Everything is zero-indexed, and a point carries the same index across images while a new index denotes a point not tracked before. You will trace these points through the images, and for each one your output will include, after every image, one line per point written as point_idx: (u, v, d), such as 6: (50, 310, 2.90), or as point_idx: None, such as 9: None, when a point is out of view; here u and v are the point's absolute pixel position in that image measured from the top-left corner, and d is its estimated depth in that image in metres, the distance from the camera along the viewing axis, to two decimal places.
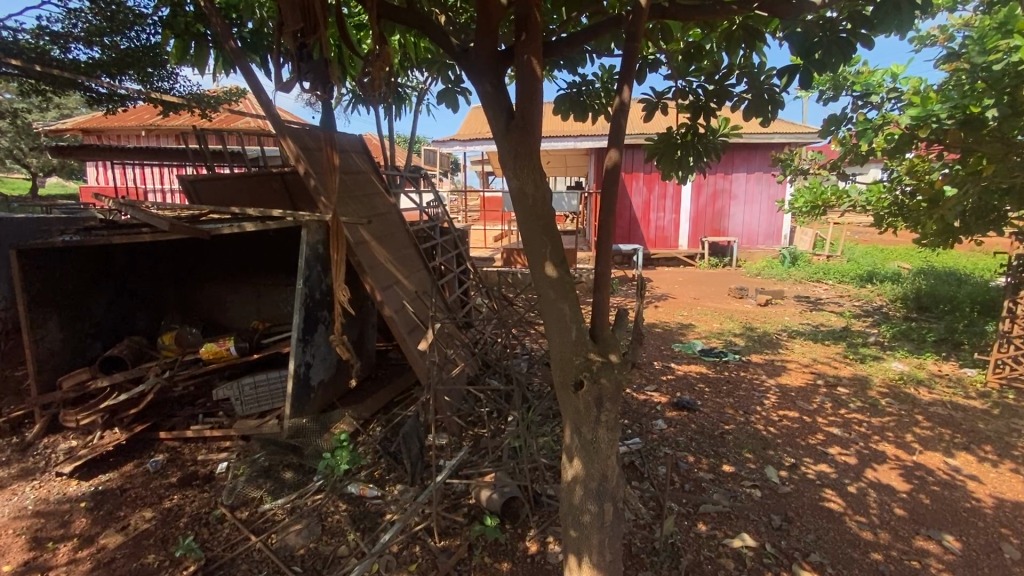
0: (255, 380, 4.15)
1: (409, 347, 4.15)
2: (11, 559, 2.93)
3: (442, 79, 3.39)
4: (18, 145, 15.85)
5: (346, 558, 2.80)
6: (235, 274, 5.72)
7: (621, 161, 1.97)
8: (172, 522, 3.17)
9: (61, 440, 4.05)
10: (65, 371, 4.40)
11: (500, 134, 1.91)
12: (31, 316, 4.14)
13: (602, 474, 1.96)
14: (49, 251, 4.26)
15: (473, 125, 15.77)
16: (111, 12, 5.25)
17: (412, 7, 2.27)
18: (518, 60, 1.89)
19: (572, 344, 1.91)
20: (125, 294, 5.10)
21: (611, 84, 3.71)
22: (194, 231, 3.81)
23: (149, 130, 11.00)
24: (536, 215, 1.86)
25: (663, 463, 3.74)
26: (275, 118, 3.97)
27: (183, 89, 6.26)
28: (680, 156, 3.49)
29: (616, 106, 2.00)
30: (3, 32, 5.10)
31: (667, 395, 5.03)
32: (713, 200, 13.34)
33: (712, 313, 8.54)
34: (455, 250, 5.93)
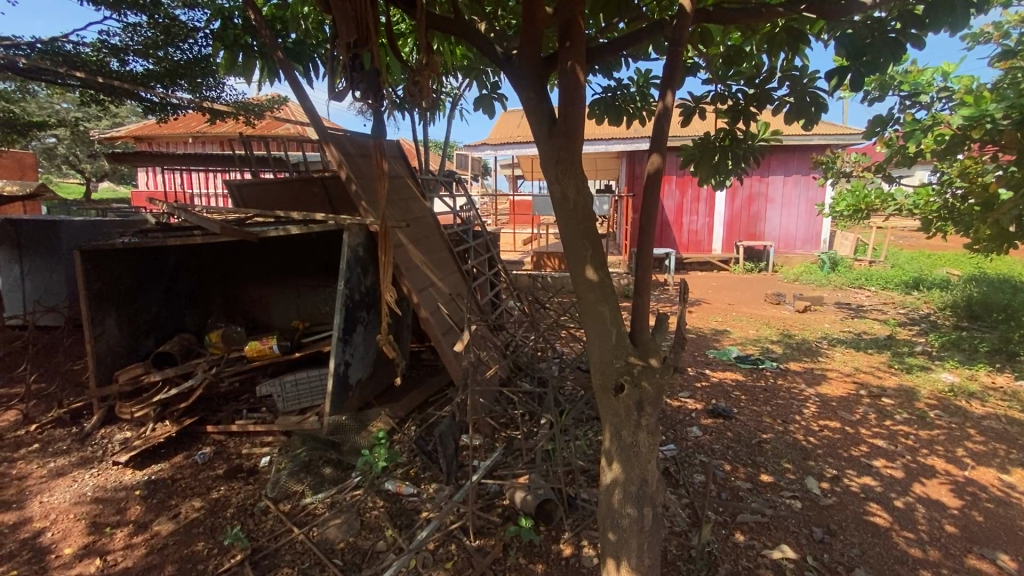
0: (296, 377, 4.32)
1: (444, 347, 4.22)
2: (73, 542, 3.11)
3: (480, 84, 3.49)
4: (75, 153, 17.07)
5: (384, 553, 2.87)
6: (276, 275, 5.92)
7: (664, 166, 1.97)
8: (219, 511, 3.31)
9: (117, 431, 4.29)
10: (121, 365, 4.65)
11: (542, 140, 1.94)
12: (92, 313, 4.40)
13: (641, 478, 1.96)
14: (109, 252, 4.51)
15: (504, 129, 15.90)
16: (166, 25, 5.59)
17: (457, 17, 2.33)
18: (562, 67, 1.92)
19: (612, 348, 1.92)
20: (176, 293, 5.36)
21: (647, 88, 3.69)
22: (242, 235, 3.97)
23: (196, 138, 11.49)
24: (577, 219, 1.88)
25: (699, 470, 3.69)
26: (318, 125, 4.14)
27: (230, 98, 6.50)
28: (718, 160, 3.43)
29: (659, 111, 2.00)
30: (68, 46, 5.49)
31: (702, 401, 4.96)
32: (748, 203, 13.05)
33: (748, 319, 8.35)
34: (487, 254, 5.99)
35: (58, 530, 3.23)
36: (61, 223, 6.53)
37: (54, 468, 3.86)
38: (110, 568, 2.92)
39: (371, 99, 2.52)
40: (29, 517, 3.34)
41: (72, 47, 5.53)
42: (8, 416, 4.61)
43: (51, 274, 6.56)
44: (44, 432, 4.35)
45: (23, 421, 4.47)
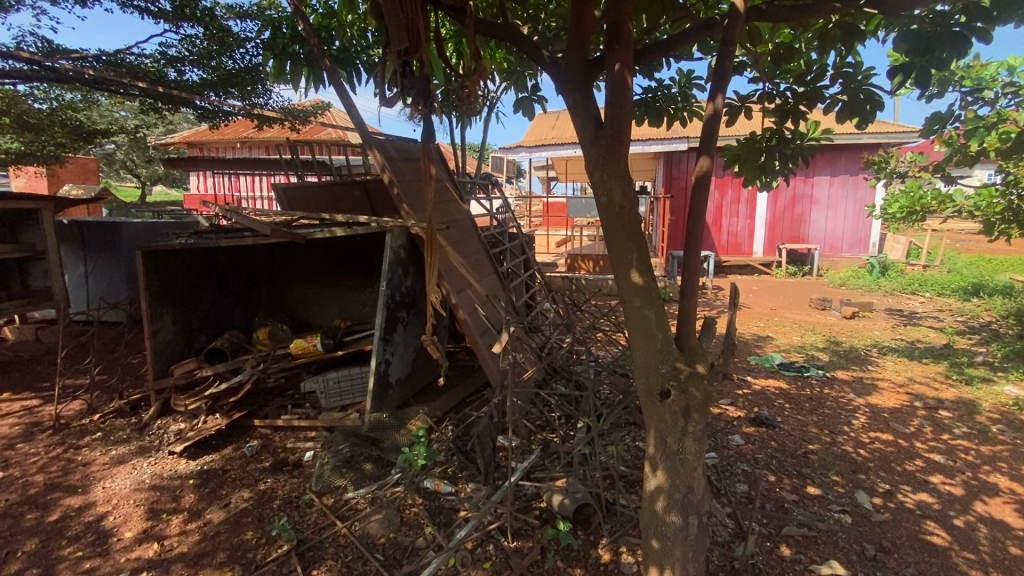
0: (338, 374, 4.45)
1: (481, 348, 4.27)
2: (133, 526, 3.29)
3: (521, 87, 3.51)
4: (132, 157, 18.13)
5: (424, 551, 2.91)
6: (318, 275, 6.12)
7: (713, 169, 1.94)
8: (266, 503, 3.43)
9: (171, 422, 4.52)
10: (176, 360, 4.90)
11: (588, 143, 1.94)
12: (151, 310, 4.65)
13: (687, 485, 1.93)
14: (167, 252, 4.76)
15: (539, 131, 15.90)
16: (220, 36, 5.90)
17: (504, 21, 2.36)
18: (609, 69, 1.91)
19: (658, 353, 1.89)
20: (226, 292, 5.61)
21: (689, 88, 3.63)
22: (291, 236, 4.12)
23: (243, 142, 11.99)
24: (622, 222, 1.86)
25: (741, 480, 3.59)
26: (364, 132, 4.28)
27: (277, 104, 6.70)
28: (764, 161, 3.34)
29: (708, 114, 1.97)
30: (132, 58, 5.84)
31: (743, 409, 4.82)
32: (791, 204, 12.62)
33: (792, 325, 8.07)
34: (522, 256, 6.01)
35: (119, 514, 3.42)
36: (121, 226, 6.92)
37: (115, 456, 4.10)
38: (166, 552, 3.07)
39: (421, 105, 2.58)
40: (94, 501, 3.56)
41: (132, 57, 5.87)
42: (74, 405, 4.93)
43: (112, 273, 7.01)
44: (106, 421, 4.63)
45: (88, 410, 4.76)
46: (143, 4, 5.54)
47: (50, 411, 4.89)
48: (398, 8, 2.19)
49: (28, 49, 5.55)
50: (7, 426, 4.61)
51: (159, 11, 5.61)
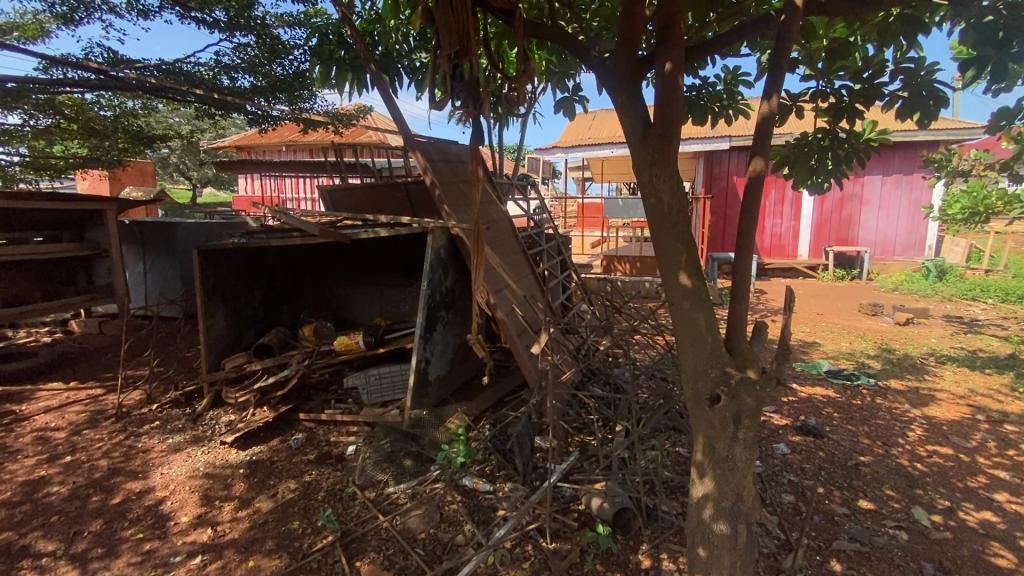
0: (379, 371, 4.56)
1: (520, 348, 4.29)
2: (188, 511, 3.47)
3: (563, 87, 3.51)
4: (183, 160, 19.09)
5: (463, 548, 2.94)
6: (360, 274, 6.29)
7: (766, 170, 1.90)
8: (311, 494, 3.55)
9: (222, 414, 4.74)
10: (227, 354, 5.13)
11: (635, 143, 1.92)
12: (206, 306, 4.89)
13: (736, 493, 1.88)
14: (221, 251, 4.99)
15: (574, 133, 15.83)
16: (269, 44, 6.15)
17: (552, 23, 2.37)
18: (658, 69, 1.88)
19: (706, 357, 1.86)
20: (275, 290, 5.83)
21: (736, 86, 3.54)
22: (337, 236, 4.25)
23: (289, 146, 12.45)
24: (670, 222, 1.84)
25: (787, 490, 3.47)
26: (406, 135, 4.38)
27: (322, 108, 6.91)
28: (815, 162, 3.21)
29: (762, 114, 1.92)
30: (189, 66, 6.17)
31: (788, 417, 4.66)
32: (840, 205, 12.12)
33: (840, 331, 7.74)
34: (559, 257, 6.01)
35: (176, 500, 3.61)
36: (177, 226, 7.27)
37: (172, 444, 4.32)
38: (219, 537, 3.22)
39: (468, 108, 2.63)
40: (152, 486, 3.76)
41: (189, 66, 6.18)
42: (134, 395, 5.23)
43: (168, 271, 7.41)
44: (163, 411, 4.89)
45: (147, 400, 5.05)
46: (200, 15, 5.84)
47: (113, 400, 5.21)
48: (450, 13, 2.24)
49: (96, 59, 5.92)
50: (75, 413, 4.94)
51: (215, 21, 5.90)
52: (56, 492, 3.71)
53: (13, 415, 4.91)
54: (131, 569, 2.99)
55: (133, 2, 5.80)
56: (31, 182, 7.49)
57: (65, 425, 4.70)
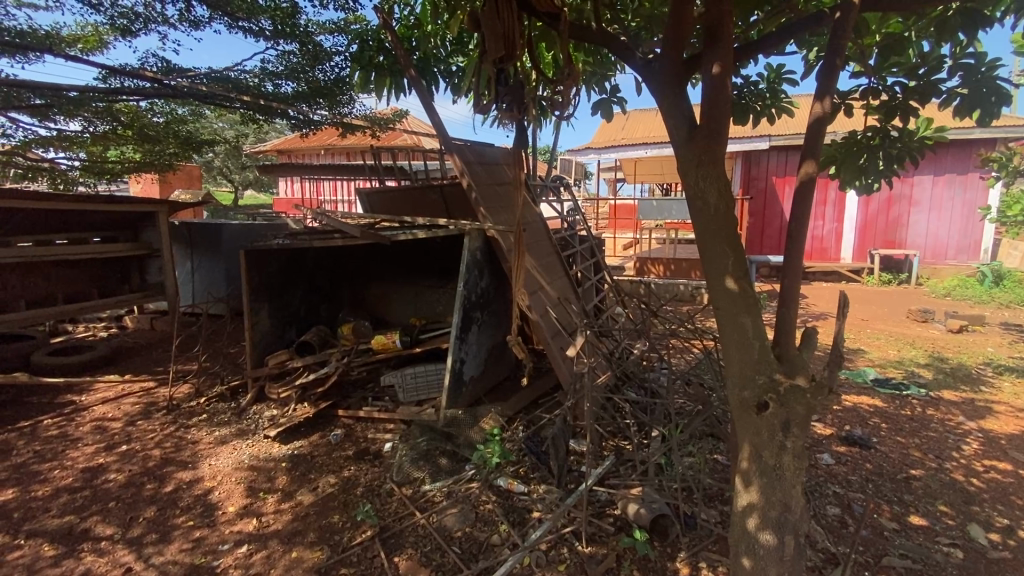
0: (415, 370, 4.65)
1: (554, 350, 4.29)
2: (235, 502, 3.61)
3: (601, 88, 3.49)
4: (226, 164, 19.88)
5: (498, 547, 2.96)
6: (397, 275, 6.42)
7: (817, 172, 1.87)
8: (350, 489, 3.64)
9: (265, 408, 4.91)
10: (270, 351, 5.32)
11: (680, 145, 1.90)
12: (251, 304, 5.08)
13: (784, 504, 1.84)
14: (266, 251, 5.18)
15: (606, 133, 15.69)
16: (311, 51, 6.36)
17: (597, 25, 2.36)
18: (706, 70, 1.86)
19: (754, 363, 1.82)
20: (315, 290, 6.00)
21: (779, 84, 3.44)
22: (378, 238, 4.34)
23: (327, 149, 12.79)
24: (717, 225, 1.81)
25: (832, 503, 3.35)
26: (445, 138, 4.44)
27: (361, 112, 7.08)
28: (865, 162, 3.08)
29: (814, 115, 1.89)
30: (236, 74, 6.43)
31: (833, 427, 4.49)
32: (886, 206, 11.63)
33: (888, 338, 7.40)
34: (592, 259, 5.98)
35: (223, 490, 3.76)
36: (223, 227, 7.58)
37: (219, 436, 4.51)
38: (264, 527, 3.34)
39: (510, 112, 2.65)
40: (201, 476, 3.93)
41: (235, 73, 6.43)
42: (183, 389, 5.49)
43: (215, 271, 7.73)
44: (210, 405, 5.11)
45: (195, 393, 5.28)
46: (247, 25, 6.05)
47: (164, 393, 5.47)
48: (496, 17, 2.28)
49: (151, 68, 6.24)
50: (130, 404, 5.21)
51: (261, 30, 6.12)
52: (113, 479, 3.93)
53: (74, 405, 5.21)
54: (183, 555, 3.13)
55: (185, 14, 6.08)
56: (90, 185, 7.95)
57: (121, 416, 4.96)
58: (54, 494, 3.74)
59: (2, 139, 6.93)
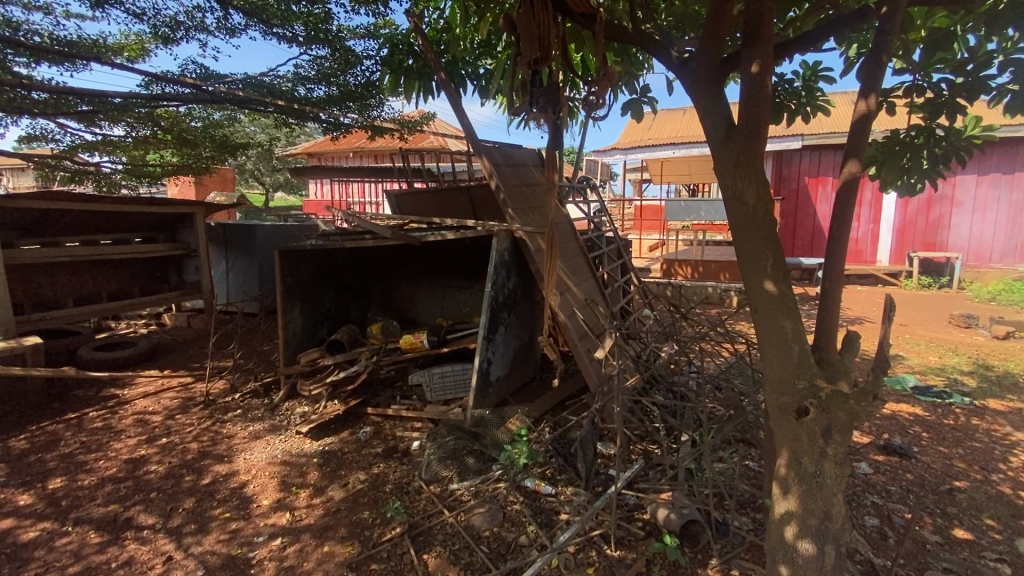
0: (442, 369, 4.70)
1: (582, 352, 4.27)
2: (269, 495, 3.71)
3: (631, 88, 3.46)
4: (258, 166, 20.45)
5: (527, 548, 2.96)
6: (424, 276, 6.49)
7: (861, 173, 1.84)
8: (379, 486, 3.70)
9: (297, 405, 5.03)
10: (302, 349, 5.45)
11: (717, 145, 1.87)
12: (285, 303, 5.22)
13: (824, 512, 1.81)
14: (299, 251, 5.31)
15: (632, 133, 15.53)
16: (342, 55, 6.49)
17: (633, 26, 2.35)
18: (746, 68, 1.83)
19: (793, 367, 1.78)
20: (345, 289, 6.11)
21: (816, 82, 3.35)
22: (408, 239, 4.40)
23: (356, 152, 13.03)
24: (756, 226, 1.78)
25: (870, 513, 3.25)
26: (474, 140, 4.48)
27: (389, 115, 7.19)
28: (908, 162, 2.96)
29: (859, 113, 1.85)
30: (271, 79, 6.61)
31: (870, 435, 4.35)
32: (926, 207, 11.22)
33: (929, 344, 7.12)
34: (619, 260, 5.93)
35: (257, 483, 3.87)
36: (256, 228, 7.80)
37: (253, 431, 4.64)
38: (297, 521, 3.41)
39: (544, 114, 2.67)
40: (237, 470, 4.05)
41: (270, 78, 6.62)
42: (219, 384, 5.66)
43: (248, 270, 7.96)
44: (245, 400, 5.26)
45: (230, 389, 5.45)
46: (282, 31, 6.21)
47: (201, 388, 5.66)
48: (531, 19, 2.30)
49: (190, 75, 6.47)
50: (169, 399, 5.41)
51: (294, 36, 6.27)
52: (154, 470, 4.08)
53: (117, 398, 5.44)
54: (220, 546, 3.23)
55: (223, 22, 6.28)
56: (132, 188, 8.28)
57: (161, 409, 5.15)
58: (100, 483, 3.91)
59: (52, 144, 7.28)
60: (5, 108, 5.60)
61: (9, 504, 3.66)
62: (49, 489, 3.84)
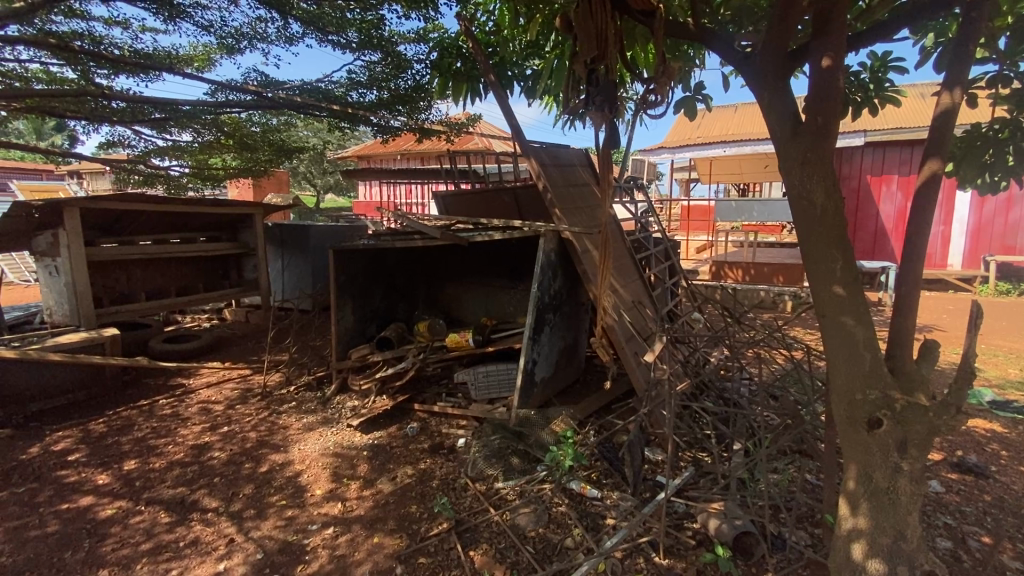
0: (487, 368, 4.75)
1: (629, 355, 4.20)
2: (322, 485, 3.85)
3: (685, 85, 3.38)
4: (309, 168, 21.27)
5: (573, 551, 2.94)
6: (469, 275, 6.57)
7: (942, 171, 1.72)
8: (426, 481, 3.77)
9: (347, 399, 5.20)
10: (353, 345, 5.64)
11: (782, 141, 1.79)
12: (338, 300, 5.42)
13: (898, 531, 1.72)
14: (352, 250, 5.50)
15: (681, 130, 15.13)
16: (393, 61, 6.66)
17: (692, 21, 2.31)
18: (815, 63, 1.75)
19: (865, 376, 1.69)
20: (394, 288, 6.27)
21: (884, 74, 3.14)
22: (456, 239, 4.46)
23: (404, 154, 13.34)
24: (825, 226, 1.69)
25: (943, 535, 3.03)
26: (522, 141, 4.50)
27: (437, 117, 7.31)
28: (989, 158, 2.73)
29: (942, 108, 1.74)
30: (326, 85, 6.86)
31: (942, 451, 4.06)
32: (1006, 207, 10.36)
33: (1009, 356, 6.56)
34: (667, 262, 5.79)
35: (311, 473, 4.02)
36: (310, 228, 8.13)
37: (307, 423, 4.83)
38: (348, 512, 3.53)
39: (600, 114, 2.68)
40: (292, 459, 4.23)
41: (325, 85, 6.88)
42: (276, 376, 5.94)
43: (302, 269, 8.31)
44: (299, 393, 5.50)
45: (285, 382, 5.70)
46: (336, 38, 6.45)
47: (258, 380, 5.95)
48: (589, 18, 2.32)
49: (252, 82, 6.82)
50: (230, 389, 5.72)
51: (348, 43, 6.48)
52: (216, 457, 4.32)
53: (183, 388, 5.80)
54: (276, 531, 3.37)
55: (282, 32, 6.58)
56: (197, 190, 8.81)
57: (222, 399, 5.45)
58: (169, 467, 4.18)
59: (127, 150, 7.84)
60: (88, 117, 6.10)
61: (89, 482, 3.97)
62: (124, 470, 4.14)
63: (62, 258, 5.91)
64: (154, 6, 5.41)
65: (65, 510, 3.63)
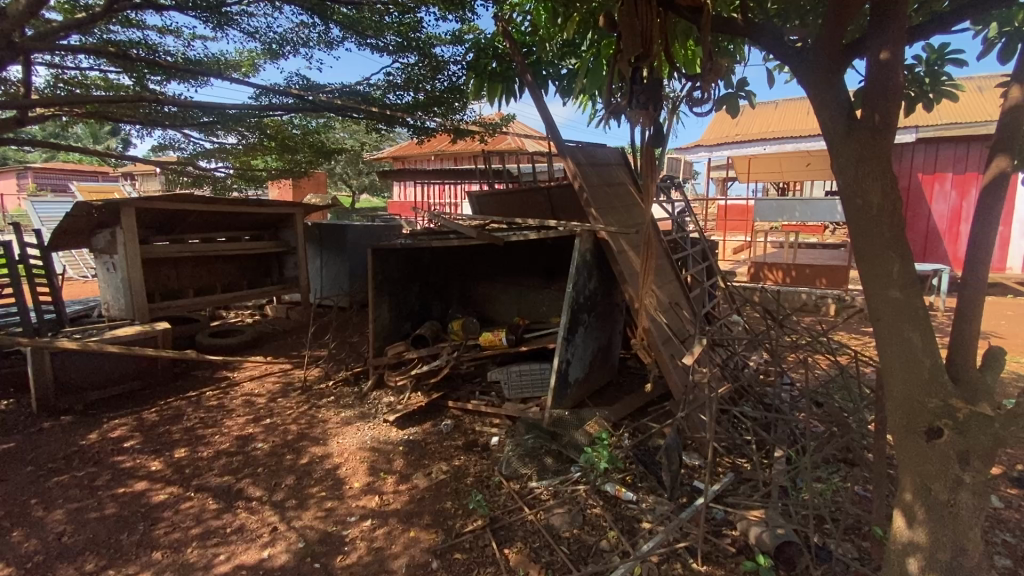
0: (521, 367, 4.76)
1: (665, 357, 4.14)
2: (359, 478, 3.95)
3: (727, 83, 3.31)
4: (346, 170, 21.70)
5: (608, 554, 2.92)
6: (503, 274, 6.59)
7: (1012, 169, 1.62)
8: (460, 478, 3.82)
9: (384, 395, 5.32)
10: (389, 342, 5.75)
11: (835, 140, 1.73)
12: (375, 298, 5.54)
13: (958, 546, 1.64)
14: (389, 249, 5.61)
15: (720, 128, 14.74)
16: (429, 63, 6.75)
17: (740, 17, 2.26)
18: (873, 58, 1.68)
19: (923, 384, 1.62)
20: (429, 286, 6.36)
21: (941, 66, 2.98)
22: (491, 238, 4.49)
23: (438, 155, 13.48)
24: (881, 227, 1.62)
25: (1004, 553, 2.86)
26: (558, 140, 4.49)
27: (472, 118, 7.37)
28: None
29: (1011, 103, 1.63)
30: (365, 87, 7.02)
31: (1001, 464, 3.83)
32: None
33: None
34: (704, 262, 5.67)
35: (349, 466, 4.13)
36: (348, 228, 8.33)
37: (345, 417, 4.96)
38: (384, 505, 3.60)
39: (641, 113, 2.65)
40: (331, 452, 4.35)
41: (364, 87, 7.03)
42: (315, 371, 6.11)
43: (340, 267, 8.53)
44: (337, 388, 5.65)
45: (324, 377, 5.86)
46: (375, 42, 6.60)
47: (299, 375, 6.15)
48: (633, 17, 2.30)
49: (294, 86, 7.05)
50: (272, 383, 5.93)
51: (386, 46, 6.60)
52: (260, 448, 4.48)
53: (228, 380, 6.04)
54: (317, 522, 3.48)
55: (323, 36, 6.76)
56: (242, 190, 9.14)
57: (264, 393, 5.65)
58: (216, 456, 4.36)
59: (178, 152, 8.20)
60: (142, 121, 6.44)
61: (143, 468, 4.18)
62: (175, 457, 4.34)
63: (119, 255, 6.27)
64: (204, 15, 5.66)
65: (121, 494, 3.84)
